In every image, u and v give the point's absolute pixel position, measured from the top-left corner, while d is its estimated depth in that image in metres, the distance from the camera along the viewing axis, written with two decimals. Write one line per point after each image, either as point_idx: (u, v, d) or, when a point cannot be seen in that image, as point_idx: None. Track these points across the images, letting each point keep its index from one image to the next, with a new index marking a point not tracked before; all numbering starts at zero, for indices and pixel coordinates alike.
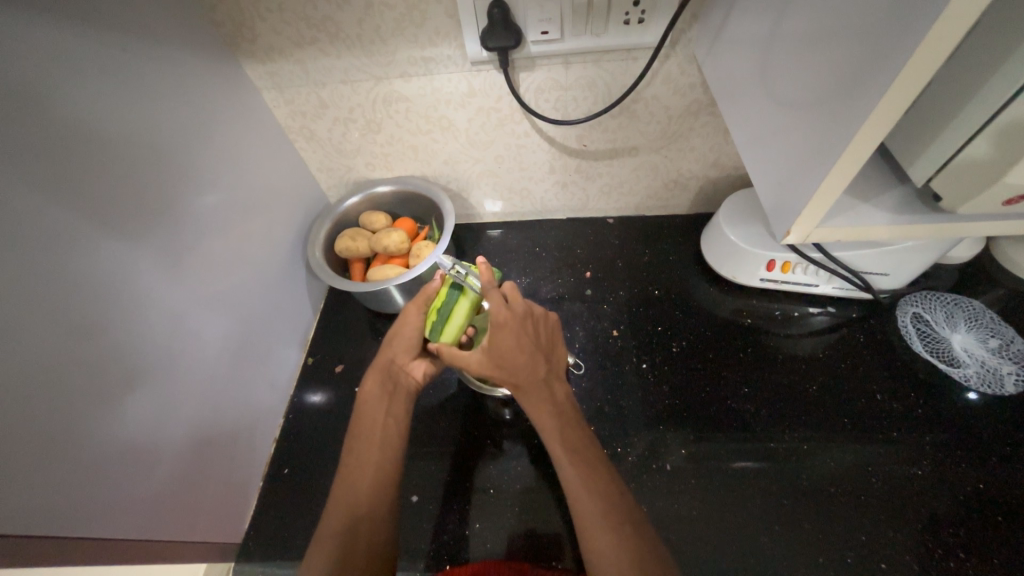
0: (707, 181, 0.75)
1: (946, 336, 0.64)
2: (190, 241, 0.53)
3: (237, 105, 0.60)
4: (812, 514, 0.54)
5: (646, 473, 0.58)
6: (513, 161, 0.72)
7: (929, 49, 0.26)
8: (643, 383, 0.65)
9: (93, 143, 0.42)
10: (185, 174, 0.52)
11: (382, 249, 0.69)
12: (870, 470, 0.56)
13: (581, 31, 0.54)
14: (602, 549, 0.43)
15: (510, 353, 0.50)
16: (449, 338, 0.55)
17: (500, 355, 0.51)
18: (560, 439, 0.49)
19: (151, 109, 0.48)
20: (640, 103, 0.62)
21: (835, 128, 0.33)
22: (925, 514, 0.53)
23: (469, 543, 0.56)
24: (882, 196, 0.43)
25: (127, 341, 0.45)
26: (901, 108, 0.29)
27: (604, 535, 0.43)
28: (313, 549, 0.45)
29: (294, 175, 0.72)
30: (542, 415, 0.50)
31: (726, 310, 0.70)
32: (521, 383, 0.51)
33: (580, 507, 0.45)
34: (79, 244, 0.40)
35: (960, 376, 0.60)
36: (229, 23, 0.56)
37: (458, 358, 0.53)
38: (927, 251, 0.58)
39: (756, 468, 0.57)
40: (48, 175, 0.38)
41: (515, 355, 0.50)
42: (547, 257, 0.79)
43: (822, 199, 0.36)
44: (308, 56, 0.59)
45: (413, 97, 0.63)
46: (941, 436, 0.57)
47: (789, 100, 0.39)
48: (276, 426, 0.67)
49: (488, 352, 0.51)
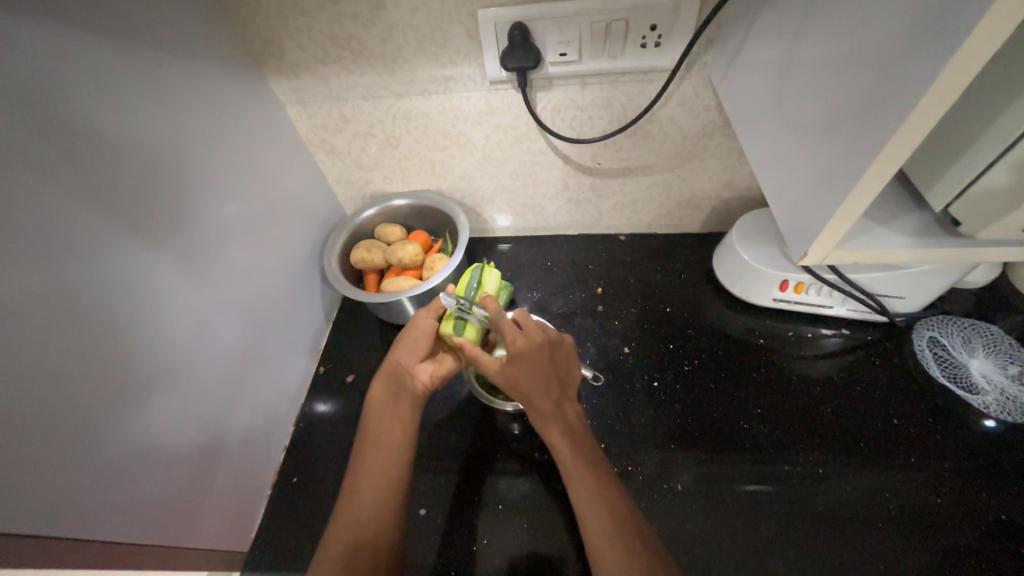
0: (720, 201, 0.75)
1: (964, 361, 0.63)
2: (210, 247, 0.54)
3: (262, 118, 0.62)
4: (827, 540, 0.53)
5: (657, 493, 0.57)
6: (528, 177, 0.73)
7: (947, 80, 0.26)
8: (654, 401, 0.64)
9: (121, 153, 0.44)
10: (207, 184, 0.54)
11: (396, 260, 0.70)
12: (886, 495, 0.55)
13: (598, 53, 0.55)
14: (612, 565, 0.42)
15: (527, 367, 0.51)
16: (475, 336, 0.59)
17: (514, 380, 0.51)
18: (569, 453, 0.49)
19: (179, 122, 0.50)
20: (654, 123, 0.64)
21: (853, 153, 0.33)
22: (945, 544, 0.52)
23: (476, 558, 0.56)
24: (899, 220, 0.43)
25: (145, 344, 0.46)
26: (920, 135, 0.29)
27: (614, 554, 0.43)
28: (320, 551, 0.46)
29: (313, 187, 0.74)
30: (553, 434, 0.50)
31: (739, 330, 0.70)
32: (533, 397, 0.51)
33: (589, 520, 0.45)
34: (104, 249, 0.42)
35: (979, 403, 0.59)
36: (259, 41, 0.58)
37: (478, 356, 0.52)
38: (945, 275, 0.57)
39: (768, 491, 0.56)
40: (76, 182, 0.40)
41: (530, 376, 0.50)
42: (558, 272, 0.80)
43: (839, 222, 0.36)
44: (333, 73, 0.61)
45: (432, 114, 0.65)
46: (960, 463, 0.56)
47: (805, 125, 0.39)
48: (286, 433, 0.68)
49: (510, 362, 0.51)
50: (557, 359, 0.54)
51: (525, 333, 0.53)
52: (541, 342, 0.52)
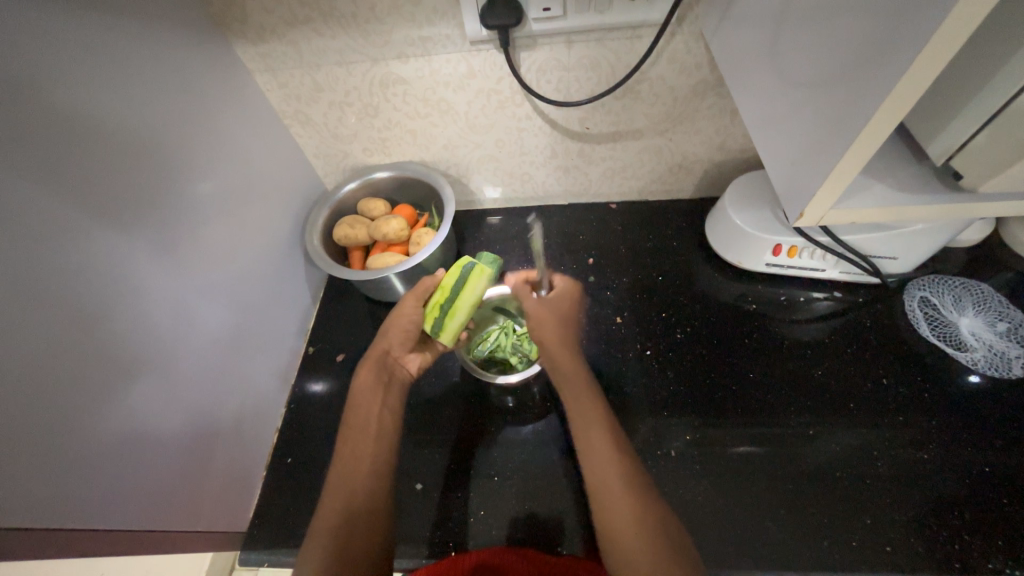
0: (712, 164, 0.73)
1: (954, 320, 0.63)
2: (189, 228, 0.52)
3: (229, 87, 0.58)
4: (817, 499, 0.54)
5: (651, 459, 0.58)
6: (514, 145, 0.70)
7: (959, 17, 0.24)
8: (647, 370, 0.64)
9: (84, 130, 0.40)
10: (179, 161, 0.51)
11: (381, 236, 0.68)
12: (874, 454, 0.56)
13: (585, 8, 0.52)
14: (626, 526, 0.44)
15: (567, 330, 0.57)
16: (457, 333, 0.55)
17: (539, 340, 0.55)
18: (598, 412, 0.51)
19: (141, 93, 0.46)
20: (644, 83, 0.61)
21: (853, 106, 0.31)
22: (930, 496, 0.53)
23: (473, 530, 0.56)
24: (897, 176, 0.42)
25: (126, 330, 0.44)
26: (926, 82, 0.27)
27: (625, 511, 0.45)
28: (310, 543, 0.45)
29: (290, 162, 0.70)
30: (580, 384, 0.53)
31: (731, 296, 0.69)
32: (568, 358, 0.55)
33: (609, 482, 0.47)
34: (73, 233, 0.39)
35: (967, 360, 0.60)
36: (218, 2, 0.54)
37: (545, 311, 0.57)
38: (937, 234, 0.57)
39: (759, 452, 0.57)
40: (36, 164, 0.37)
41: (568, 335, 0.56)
42: (549, 243, 0.78)
43: (837, 180, 0.35)
44: (301, 36, 0.57)
45: (410, 79, 0.61)
46: (946, 419, 0.57)
47: (801, 78, 0.37)
48: (278, 414, 0.67)
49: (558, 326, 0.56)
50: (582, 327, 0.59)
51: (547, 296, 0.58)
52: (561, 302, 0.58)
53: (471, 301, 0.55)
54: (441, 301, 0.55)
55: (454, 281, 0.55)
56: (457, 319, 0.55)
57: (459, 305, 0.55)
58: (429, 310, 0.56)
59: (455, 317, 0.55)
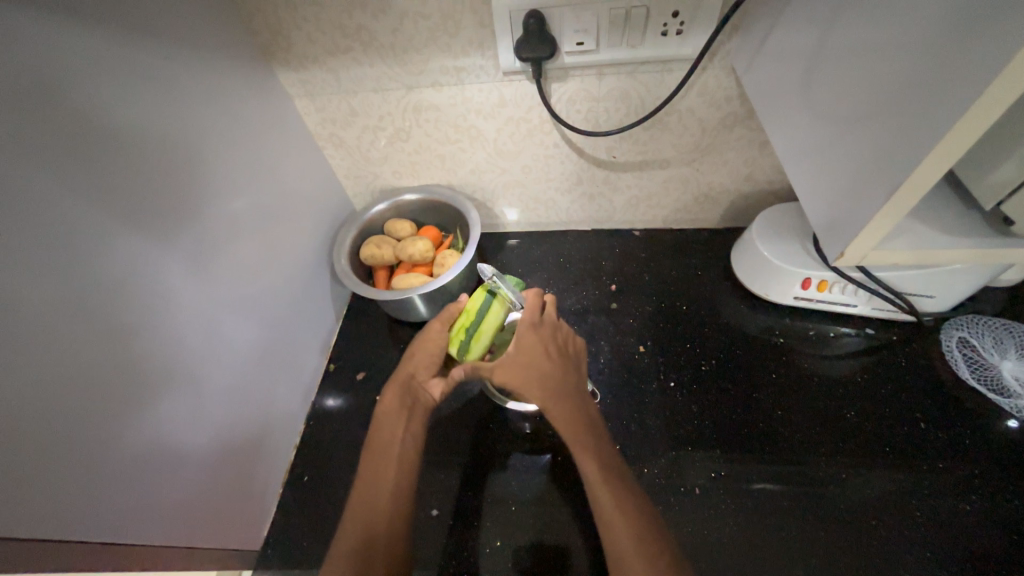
0: (739, 195, 0.73)
1: (996, 363, 0.60)
2: (220, 245, 0.53)
3: (269, 111, 0.60)
4: (851, 547, 0.51)
5: (675, 496, 0.56)
6: (540, 171, 0.71)
7: (1020, 64, 0.24)
8: (671, 402, 0.63)
9: (127, 150, 0.42)
10: (215, 180, 0.52)
11: (407, 257, 0.69)
12: (912, 501, 0.53)
13: (617, 42, 0.53)
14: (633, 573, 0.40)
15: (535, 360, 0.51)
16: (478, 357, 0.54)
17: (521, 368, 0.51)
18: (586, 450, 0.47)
19: (186, 116, 0.48)
20: (673, 115, 0.61)
21: (898, 148, 0.31)
22: (976, 552, 0.50)
23: (488, 561, 0.55)
24: (939, 216, 0.41)
25: (155, 343, 0.45)
26: (982, 127, 0.27)
27: (635, 561, 0.41)
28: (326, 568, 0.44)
29: (322, 182, 0.73)
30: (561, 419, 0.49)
31: (757, 328, 0.68)
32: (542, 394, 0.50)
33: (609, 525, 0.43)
34: (110, 248, 0.41)
35: (1010, 407, 0.57)
36: (266, 32, 0.56)
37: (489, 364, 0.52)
38: (976, 273, 0.55)
39: (789, 495, 0.55)
40: (82, 179, 0.39)
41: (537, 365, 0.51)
42: (571, 268, 0.78)
43: (883, 221, 0.34)
44: (341, 64, 0.59)
45: (443, 106, 0.63)
46: (990, 468, 0.54)
47: (839, 118, 0.37)
48: (297, 432, 0.67)
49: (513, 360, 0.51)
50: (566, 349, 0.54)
51: (544, 318, 0.54)
52: (556, 327, 0.54)
53: (494, 324, 0.54)
54: (467, 320, 0.55)
55: (483, 299, 0.55)
56: (481, 342, 0.54)
57: (482, 329, 0.54)
58: (456, 332, 0.56)
59: (480, 340, 0.54)
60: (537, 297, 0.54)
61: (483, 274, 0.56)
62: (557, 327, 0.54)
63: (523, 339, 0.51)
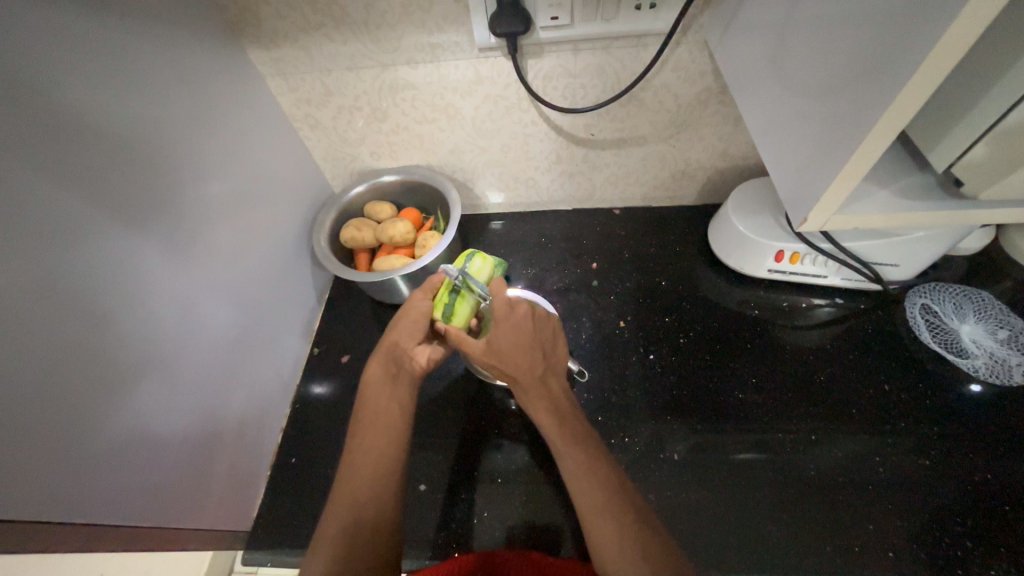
0: (715, 171, 0.74)
1: (955, 327, 0.63)
2: (197, 228, 0.52)
3: (241, 91, 0.59)
4: (819, 503, 0.54)
5: (653, 463, 0.58)
6: (520, 150, 0.71)
7: (960, 31, 0.25)
8: (650, 374, 0.64)
9: (99, 132, 0.41)
10: (189, 163, 0.51)
11: (388, 239, 0.69)
12: (877, 460, 0.56)
13: (592, 17, 0.53)
14: (605, 541, 0.42)
15: (511, 347, 0.51)
16: (465, 317, 0.56)
17: (498, 348, 0.51)
18: (560, 429, 0.48)
19: (153, 96, 0.47)
20: (649, 91, 0.62)
21: (854, 117, 0.33)
22: (931, 504, 0.53)
23: (476, 531, 0.56)
24: (899, 183, 0.42)
25: (133, 331, 0.45)
26: (925, 94, 0.28)
27: (608, 528, 0.43)
28: (318, 534, 0.45)
29: (298, 164, 0.71)
30: (537, 402, 0.50)
31: (733, 301, 0.70)
32: (519, 377, 0.51)
33: (581, 498, 0.45)
34: (87, 234, 0.40)
35: (968, 367, 0.60)
36: (233, 8, 0.55)
37: (463, 342, 0.52)
38: (938, 242, 0.57)
39: (762, 459, 0.57)
40: (52, 161, 0.38)
41: (513, 351, 0.51)
42: (553, 248, 0.79)
43: (840, 188, 0.35)
44: (313, 42, 0.58)
45: (419, 85, 0.62)
46: (950, 428, 0.57)
47: (807, 90, 0.38)
48: (283, 415, 0.68)
49: (490, 346, 0.51)
50: (544, 336, 0.54)
51: (519, 304, 0.54)
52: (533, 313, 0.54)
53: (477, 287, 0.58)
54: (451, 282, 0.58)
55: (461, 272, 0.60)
56: (466, 304, 0.57)
57: (465, 292, 0.57)
58: (440, 296, 0.57)
59: (464, 301, 0.57)
60: (502, 284, 0.56)
61: (451, 272, 0.57)
62: (534, 312, 0.54)
63: (499, 326, 0.52)
